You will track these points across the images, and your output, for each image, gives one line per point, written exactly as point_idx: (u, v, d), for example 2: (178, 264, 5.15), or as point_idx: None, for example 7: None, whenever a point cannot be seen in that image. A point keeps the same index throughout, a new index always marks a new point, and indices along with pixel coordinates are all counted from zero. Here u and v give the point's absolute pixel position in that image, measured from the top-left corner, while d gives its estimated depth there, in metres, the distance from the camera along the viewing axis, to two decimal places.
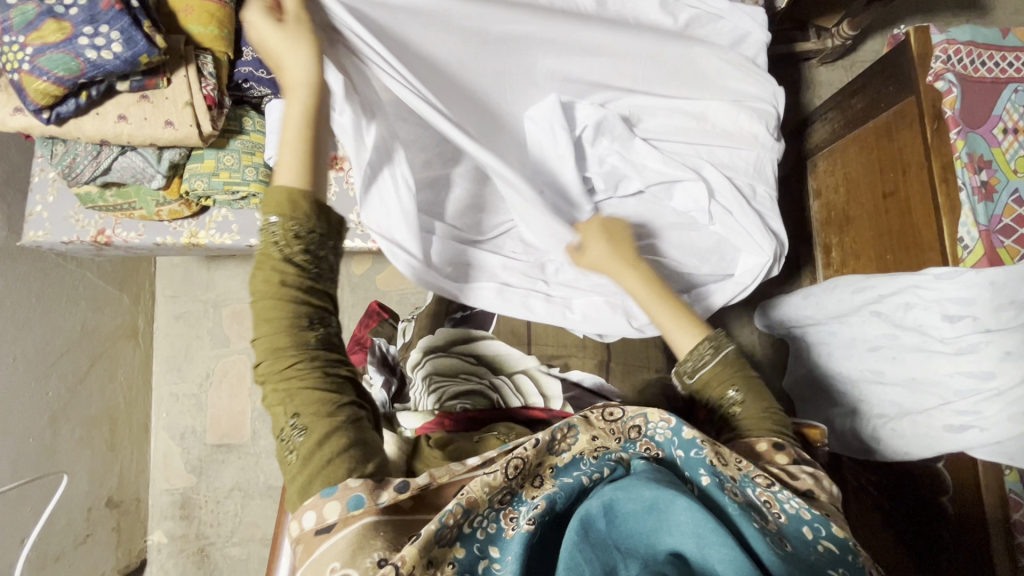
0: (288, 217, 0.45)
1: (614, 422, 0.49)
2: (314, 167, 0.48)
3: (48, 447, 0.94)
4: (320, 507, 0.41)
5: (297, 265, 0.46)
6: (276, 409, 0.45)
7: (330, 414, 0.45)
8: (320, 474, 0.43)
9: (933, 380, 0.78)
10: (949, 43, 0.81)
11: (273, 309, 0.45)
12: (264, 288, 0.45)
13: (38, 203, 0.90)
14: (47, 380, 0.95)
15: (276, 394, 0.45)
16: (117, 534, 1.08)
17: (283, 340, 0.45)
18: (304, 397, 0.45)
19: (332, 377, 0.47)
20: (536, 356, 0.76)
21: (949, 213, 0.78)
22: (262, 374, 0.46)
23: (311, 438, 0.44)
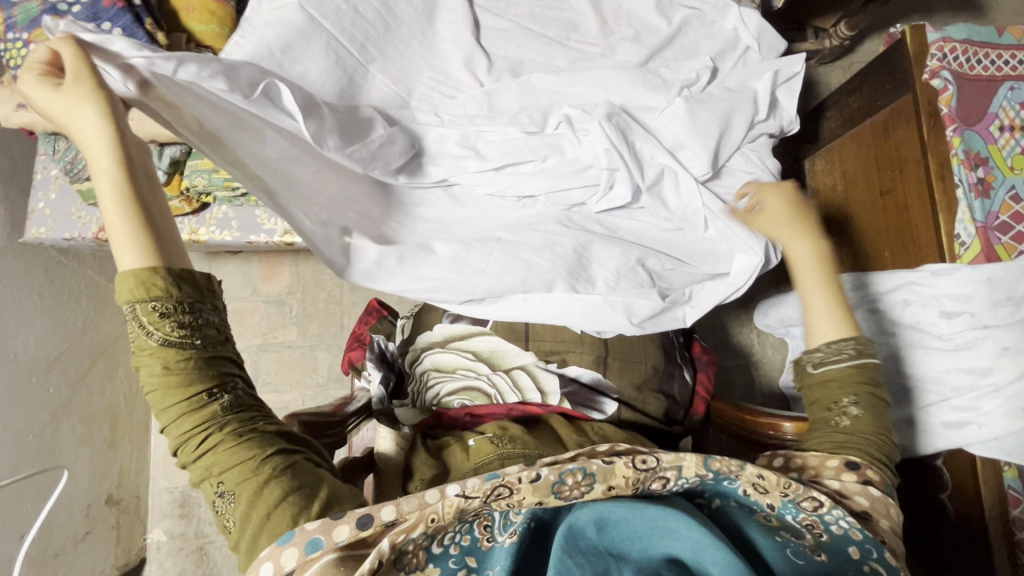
0: (147, 298, 0.44)
1: (644, 472, 0.44)
2: (162, 244, 0.46)
3: (48, 443, 0.94)
4: (277, 557, 0.41)
5: (176, 341, 0.44)
6: (200, 480, 0.45)
7: (256, 471, 0.44)
8: (263, 529, 0.43)
9: (933, 378, 0.79)
10: (945, 41, 0.81)
11: (166, 393, 0.44)
12: (151, 379, 0.44)
13: (40, 200, 0.91)
14: (47, 377, 0.96)
15: (197, 468, 0.45)
16: (116, 532, 1.08)
17: (183, 425, 0.44)
18: (225, 463, 0.44)
19: (254, 436, 0.46)
20: (535, 351, 0.74)
21: (946, 210, 0.79)
22: (178, 455, 0.45)
23: (239, 500, 0.44)
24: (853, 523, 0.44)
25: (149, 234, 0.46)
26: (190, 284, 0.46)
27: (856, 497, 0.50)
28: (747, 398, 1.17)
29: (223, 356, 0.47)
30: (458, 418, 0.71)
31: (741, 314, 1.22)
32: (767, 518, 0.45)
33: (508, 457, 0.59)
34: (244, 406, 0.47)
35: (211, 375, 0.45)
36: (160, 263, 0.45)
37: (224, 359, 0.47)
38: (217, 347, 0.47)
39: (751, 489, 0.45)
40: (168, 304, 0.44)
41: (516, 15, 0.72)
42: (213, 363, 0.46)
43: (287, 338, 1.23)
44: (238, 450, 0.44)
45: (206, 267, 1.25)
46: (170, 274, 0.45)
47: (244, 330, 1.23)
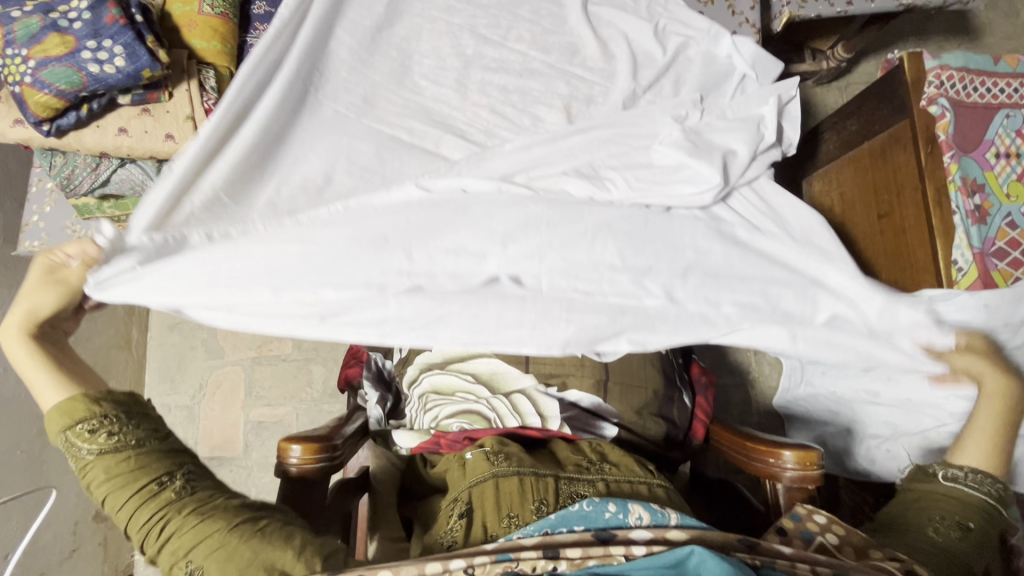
0: (75, 420, 0.49)
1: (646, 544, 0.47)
2: (79, 374, 0.52)
3: (36, 461, 0.92)
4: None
5: (110, 449, 0.49)
6: (171, 567, 0.47)
7: (218, 544, 0.46)
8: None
9: (929, 403, 0.79)
10: (942, 68, 0.82)
11: (116, 495, 0.48)
12: (103, 488, 0.48)
13: (35, 213, 0.89)
14: (38, 392, 0.94)
15: (165, 557, 0.47)
16: (104, 549, 1.06)
17: (142, 520, 0.47)
18: (185, 541, 0.47)
19: (210, 508, 0.49)
20: (535, 373, 0.74)
21: (943, 239, 0.80)
22: (143, 551, 0.48)
23: (209, 573, 0.46)
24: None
25: (69, 370, 0.52)
26: (114, 400, 0.51)
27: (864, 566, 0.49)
28: (744, 418, 1.16)
29: (173, 451, 0.52)
30: (456, 442, 0.70)
31: None
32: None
33: (503, 475, 0.58)
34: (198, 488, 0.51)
35: (158, 466, 0.50)
36: (79, 389, 0.51)
37: (168, 452, 0.52)
38: (161, 442, 0.52)
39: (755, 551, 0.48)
40: (95, 421, 0.49)
41: (518, 39, 0.76)
42: (159, 456, 0.51)
43: (282, 351, 1.22)
44: (200, 526, 0.47)
45: None
46: (91, 396, 0.51)
47: (238, 342, 1.22)
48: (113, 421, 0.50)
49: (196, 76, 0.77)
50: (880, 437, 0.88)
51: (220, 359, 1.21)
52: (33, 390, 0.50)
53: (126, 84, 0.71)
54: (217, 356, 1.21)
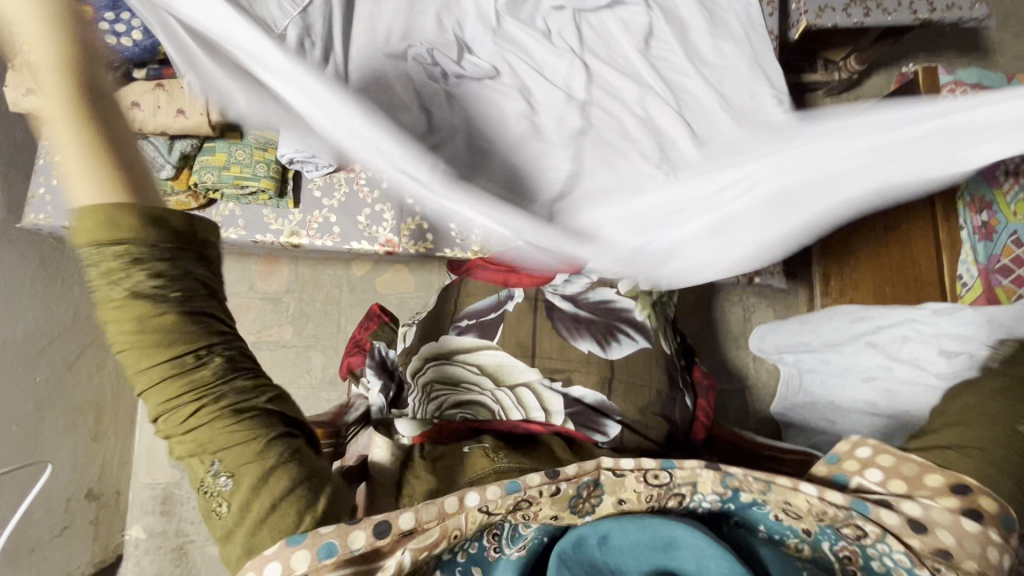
0: (114, 237, 0.39)
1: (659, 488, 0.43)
2: None
3: (30, 433, 0.91)
4: (286, 557, 0.39)
5: (149, 294, 0.40)
6: (192, 460, 0.43)
7: (258, 456, 0.42)
8: (264, 520, 0.41)
9: (929, 415, 0.79)
10: (957, 84, 0.83)
11: (145, 352, 0.40)
12: (129, 327, 0.40)
13: (42, 185, 0.88)
14: (35, 365, 0.93)
15: (188, 444, 0.42)
16: (95, 528, 1.05)
17: (174, 391, 0.41)
18: (211, 443, 0.42)
19: (248, 413, 0.44)
20: (540, 367, 0.74)
21: (949, 250, 0.83)
22: (165, 433, 0.42)
23: (238, 487, 0.42)
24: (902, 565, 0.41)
25: None
26: (166, 228, 0.42)
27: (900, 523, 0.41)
28: (741, 423, 1.17)
29: (210, 320, 0.43)
30: (456, 432, 0.68)
31: (738, 338, 1.23)
32: (799, 548, 0.43)
33: (508, 467, 0.59)
34: (242, 379, 0.44)
35: (206, 321, 0.43)
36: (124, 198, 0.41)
37: (206, 315, 0.43)
38: (202, 303, 0.42)
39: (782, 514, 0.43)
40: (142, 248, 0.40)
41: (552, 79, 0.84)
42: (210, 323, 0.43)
43: (282, 337, 1.21)
44: (236, 431, 0.42)
45: None
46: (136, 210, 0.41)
47: (238, 326, 1.21)
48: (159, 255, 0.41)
49: None
50: None
51: None
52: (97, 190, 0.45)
53: (142, 59, 0.71)
54: None
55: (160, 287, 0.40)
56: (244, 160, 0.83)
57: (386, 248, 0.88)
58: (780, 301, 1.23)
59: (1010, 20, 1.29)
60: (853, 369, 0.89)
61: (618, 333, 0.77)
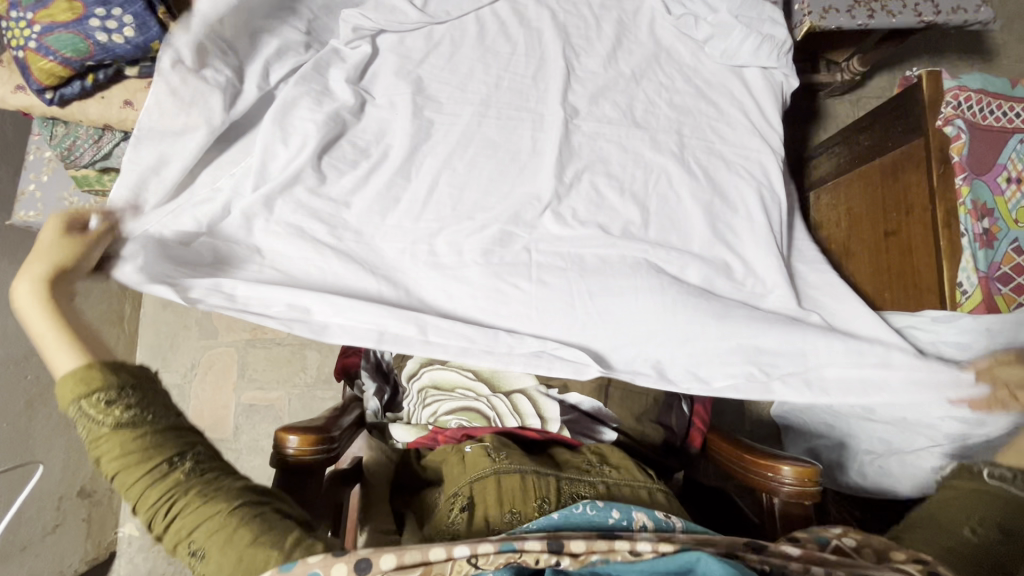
0: (90, 393, 0.47)
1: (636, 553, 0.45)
2: (89, 343, 0.51)
3: (21, 433, 0.90)
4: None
5: (131, 421, 0.48)
6: (175, 547, 0.46)
7: (224, 519, 0.46)
8: (241, 566, 0.44)
9: (925, 424, 0.79)
10: (961, 90, 0.83)
11: (128, 472, 0.46)
12: (111, 463, 0.47)
13: (32, 181, 0.85)
14: (26, 363, 0.92)
15: (169, 537, 0.46)
16: (88, 525, 1.05)
17: (152, 498, 0.46)
18: (175, 526, 0.46)
19: (224, 487, 0.48)
20: (536, 373, 0.74)
21: (950, 255, 0.81)
22: (154, 533, 0.46)
23: (210, 559, 0.45)
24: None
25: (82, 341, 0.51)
26: (129, 371, 0.50)
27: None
28: (737, 426, 1.17)
29: (182, 430, 0.50)
30: (453, 439, 0.69)
31: None
32: None
33: (505, 471, 0.58)
34: (207, 469, 0.49)
35: (166, 444, 0.48)
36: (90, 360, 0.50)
37: (185, 429, 0.51)
38: (175, 416, 0.50)
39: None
40: (113, 392, 0.48)
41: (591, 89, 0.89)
42: (170, 437, 0.49)
43: (277, 335, 1.20)
44: (207, 506, 0.46)
45: None
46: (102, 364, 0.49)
47: (233, 324, 1.20)
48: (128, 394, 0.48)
49: None
50: (873, 453, 0.88)
51: (214, 340, 1.20)
52: (45, 351, 0.51)
53: (133, 56, 0.71)
54: (210, 336, 1.20)
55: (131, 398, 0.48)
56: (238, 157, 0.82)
57: None
58: None
59: (1016, 22, 1.27)
60: None
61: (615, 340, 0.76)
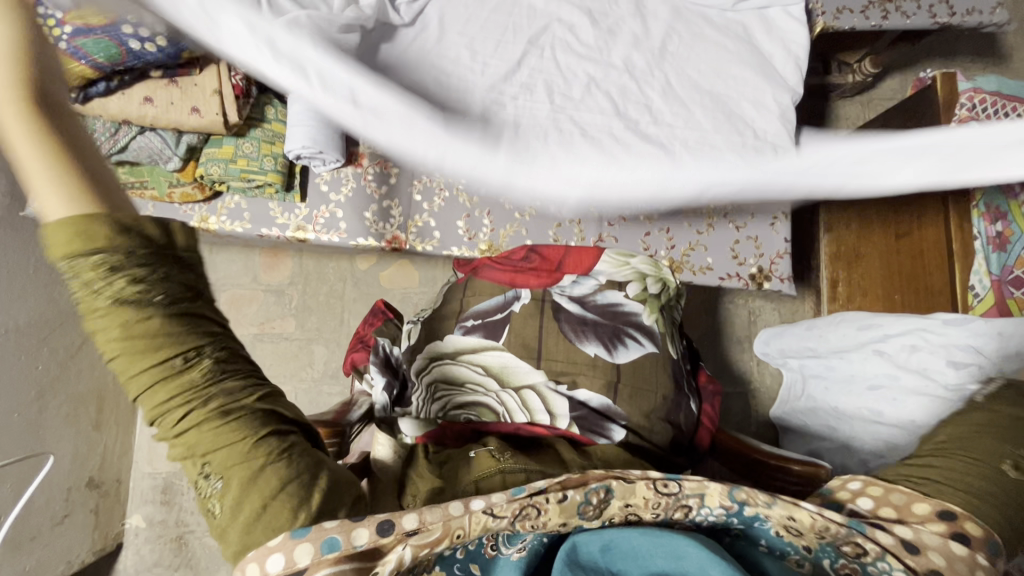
0: (86, 252, 0.35)
1: (665, 496, 0.42)
2: (88, 173, 0.37)
3: (32, 423, 0.91)
4: (290, 550, 0.37)
5: (132, 297, 0.36)
6: (185, 459, 0.40)
7: (247, 455, 0.39)
8: (259, 521, 0.38)
9: (934, 426, 0.79)
10: (975, 91, 0.81)
11: (132, 359, 0.36)
12: (62, 242, 0.34)
13: None
14: (37, 354, 0.93)
15: (177, 445, 0.39)
16: (95, 517, 1.06)
17: (158, 394, 0.37)
18: (182, 445, 0.38)
19: (252, 415, 0.40)
20: (545, 369, 0.73)
21: (962, 260, 0.81)
22: (159, 433, 0.39)
23: (228, 489, 0.39)
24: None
25: (67, 164, 0.36)
26: (144, 236, 0.37)
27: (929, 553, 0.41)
28: (743, 426, 1.17)
29: (197, 321, 0.39)
30: (463, 434, 0.68)
31: (742, 341, 1.22)
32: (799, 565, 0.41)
33: (510, 470, 0.58)
34: (230, 377, 0.40)
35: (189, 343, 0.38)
36: (93, 205, 0.36)
37: (202, 320, 0.39)
38: (192, 306, 0.39)
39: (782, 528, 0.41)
40: (116, 258, 0.35)
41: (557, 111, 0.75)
42: (190, 329, 0.38)
43: (285, 329, 1.20)
44: (224, 432, 0.38)
45: (207, 252, 1.22)
46: (108, 219, 0.36)
47: (241, 318, 1.20)
48: (137, 260, 0.36)
49: None
50: None
51: None
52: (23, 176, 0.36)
53: (161, 61, 0.69)
54: None
55: (146, 272, 0.36)
56: (251, 154, 0.79)
57: (391, 246, 0.85)
58: (786, 305, 1.23)
59: None
60: (859, 377, 0.89)
61: (624, 337, 0.75)
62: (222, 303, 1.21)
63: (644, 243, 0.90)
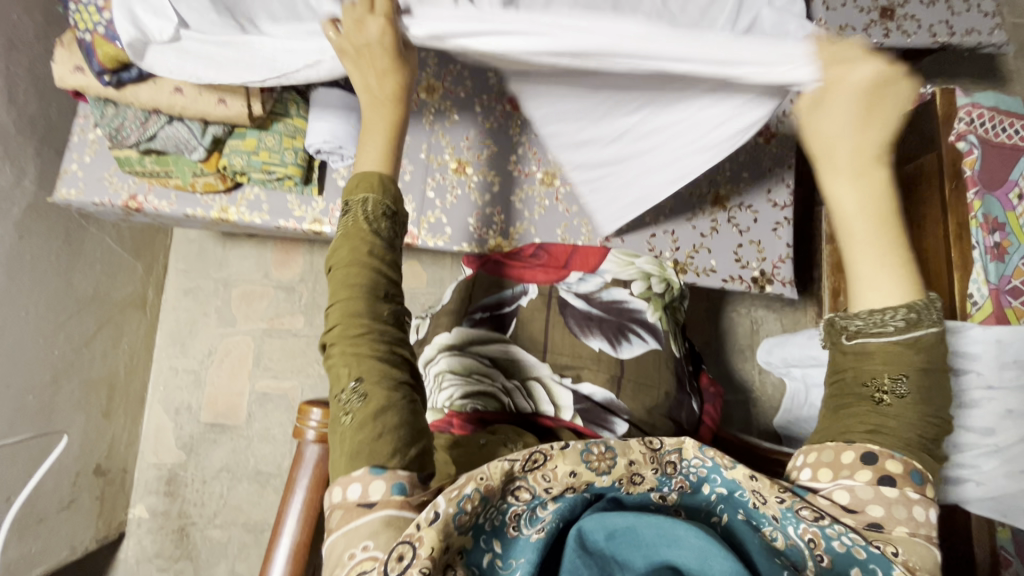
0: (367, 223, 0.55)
1: (657, 452, 0.45)
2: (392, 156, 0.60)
3: (45, 404, 0.93)
4: (367, 482, 0.45)
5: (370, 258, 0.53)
6: (340, 370, 0.50)
7: (389, 389, 0.49)
8: (367, 446, 0.46)
9: None
10: (973, 106, 0.84)
11: (352, 307, 0.51)
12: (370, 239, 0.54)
13: (74, 162, 0.85)
14: (54, 338, 0.95)
15: (341, 360, 0.50)
16: (100, 503, 1.07)
17: (357, 317, 0.51)
18: (339, 328, 0.51)
19: (397, 354, 0.52)
20: (551, 363, 0.75)
21: (960, 268, 0.82)
22: (332, 338, 0.51)
23: (368, 406, 0.48)
24: (856, 541, 0.43)
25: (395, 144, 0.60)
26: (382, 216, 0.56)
27: (869, 508, 0.46)
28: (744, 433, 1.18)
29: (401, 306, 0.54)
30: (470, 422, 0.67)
31: (745, 348, 1.24)
32: (772, 537, 0.43)
33: None
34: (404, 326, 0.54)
35: (385, 282, 0.54)
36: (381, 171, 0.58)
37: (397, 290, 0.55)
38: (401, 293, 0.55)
39: (755, 498, 0.44)
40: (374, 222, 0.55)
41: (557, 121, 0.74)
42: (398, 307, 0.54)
43: (294, 325, 1.22)
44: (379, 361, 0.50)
45: (220, 247, 1.25)
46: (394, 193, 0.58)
47: (252, 313, 1.23)
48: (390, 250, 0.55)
49: None
50: None
51: (232, 328, 1.22)
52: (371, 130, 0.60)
53: None
54: (229, 324, 1.22)
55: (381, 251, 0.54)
56: (272, 147, 0.81)
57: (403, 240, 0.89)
58: (788, 314, 1.25)
59: None
60: None
61: (629, 333, 0.77)
62: (233, 298, 1.23)
63: (650, 243, 0.92)
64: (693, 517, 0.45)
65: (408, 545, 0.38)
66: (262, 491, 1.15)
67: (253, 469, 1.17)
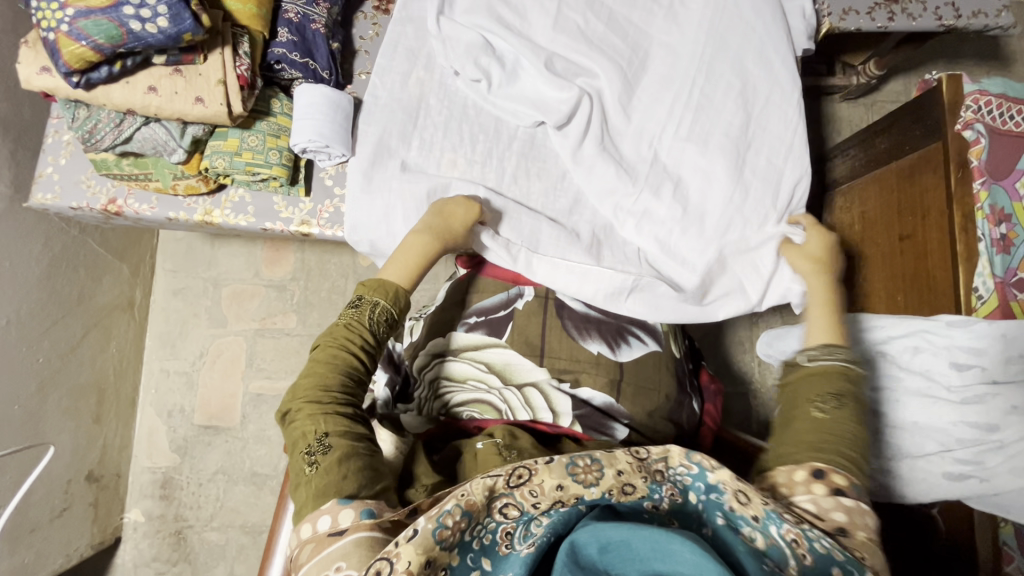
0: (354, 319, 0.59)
1: (643, 461, 0.44)
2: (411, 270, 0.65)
3: (32, 414, 0.91)
4: (336, 512, 0.47)
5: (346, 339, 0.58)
6: (303, 427, 0.53)
7: (353, 440, 0.52)
8: (334, 485, 0.49)
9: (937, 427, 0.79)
10: (981, 94, 0.82)
11: (324, 375, 0.55)
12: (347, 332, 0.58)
13: (49, 164, 0.81)
14: (39, 345, 0.93)
15: (307, 420, 0.53)
16: (94, 510, 1.06)
17: (328, 378, 0.55)
18: (305, 388, 0.55)
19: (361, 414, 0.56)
20: (548, 367, 0.73)
21: (966, 260, 0.80)
22: (297, 401, 0.54)
23: (333, 453, 0.50)
24: (832, 543, 0.42)
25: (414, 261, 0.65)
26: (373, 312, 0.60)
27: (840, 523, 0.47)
28: (744, 426, 1.17)
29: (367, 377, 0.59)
30: None
31: (744, 341, 1.22)
32: (750, 538, 0.41)
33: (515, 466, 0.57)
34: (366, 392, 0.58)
35: (361, 361, 0.58)
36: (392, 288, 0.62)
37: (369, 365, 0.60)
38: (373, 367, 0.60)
39: (733, 499, 0.43)
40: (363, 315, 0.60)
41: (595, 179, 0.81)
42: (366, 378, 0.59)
43: (285, 325, 1.20)
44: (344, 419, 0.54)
45: (208, 246, 1.22)
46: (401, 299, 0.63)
47: (243, 314, 1.20)
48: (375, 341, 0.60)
49: (231, 40, 0.74)
50: None
51: (222, 329, 1.20)
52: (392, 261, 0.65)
53: (164, 46, 0.68)
54: (219, 325, 1.20)
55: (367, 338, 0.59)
56: (256, 147, 0.78)
57: None
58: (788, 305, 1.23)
59: None
60: None
61: (628, 335, 0.76)
62: (223, 298, 1.21)
63: None
64: (686, 526, 0.43)
65: (385, 561, 0.38)
66: (259, 493, 1.14)
67: (249, 471, 1.15)
